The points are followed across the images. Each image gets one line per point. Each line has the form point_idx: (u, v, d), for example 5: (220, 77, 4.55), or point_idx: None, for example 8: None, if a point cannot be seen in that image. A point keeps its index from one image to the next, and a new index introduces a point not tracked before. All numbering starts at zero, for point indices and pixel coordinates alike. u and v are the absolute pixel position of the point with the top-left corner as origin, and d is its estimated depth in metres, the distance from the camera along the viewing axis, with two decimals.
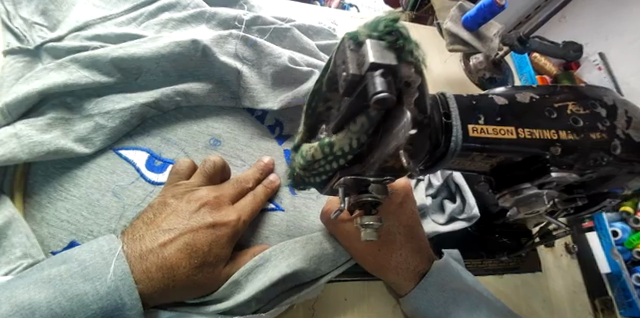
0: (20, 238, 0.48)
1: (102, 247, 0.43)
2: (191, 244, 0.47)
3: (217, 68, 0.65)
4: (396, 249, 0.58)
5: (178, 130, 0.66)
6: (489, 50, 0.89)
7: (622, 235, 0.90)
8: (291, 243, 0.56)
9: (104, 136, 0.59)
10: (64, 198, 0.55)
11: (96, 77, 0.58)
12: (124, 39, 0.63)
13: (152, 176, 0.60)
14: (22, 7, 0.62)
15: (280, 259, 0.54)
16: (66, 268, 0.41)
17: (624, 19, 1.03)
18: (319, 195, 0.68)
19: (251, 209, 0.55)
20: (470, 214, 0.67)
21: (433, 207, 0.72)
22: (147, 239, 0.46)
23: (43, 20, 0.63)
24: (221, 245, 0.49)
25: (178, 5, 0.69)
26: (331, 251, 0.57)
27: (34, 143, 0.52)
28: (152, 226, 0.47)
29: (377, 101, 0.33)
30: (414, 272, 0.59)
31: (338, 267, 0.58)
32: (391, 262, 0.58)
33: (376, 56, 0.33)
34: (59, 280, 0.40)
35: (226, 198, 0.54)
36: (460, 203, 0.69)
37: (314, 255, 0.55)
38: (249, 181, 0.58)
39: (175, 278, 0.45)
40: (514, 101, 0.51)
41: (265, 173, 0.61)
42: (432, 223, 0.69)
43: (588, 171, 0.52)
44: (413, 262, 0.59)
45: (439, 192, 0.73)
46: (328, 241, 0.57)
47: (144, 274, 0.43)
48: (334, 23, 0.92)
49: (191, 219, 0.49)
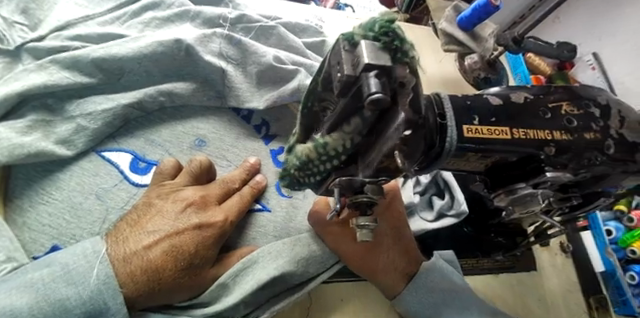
0: (3, 242, 0.47)
1: (86, 250, 0.43)
2: (177, 246, 0.46)
3: (201, 67, 0.65)
4: (383, 251, 0.58)
5: (162, 131, 0.65)
6: (484, 50, 0.90)
7: (616, 233, 0.89)
8: (279, 244, 0.55)
9: (86, 138, 0.58)
10: (46, 202, 0.54)
11: (77, 78, 0.57)
12: (106, 39, 0.63)
13: (136, 178, 0.60)
14: (2, 6, 0.60)
15: (268, 260, 0.53)
16: (49, 272, 0.40)
17: (616, 19, 1.04)
18: (307, 195, 0.67)
19: (238, 209, 0.55)
20: (458, 210, 0.67)
21: (422, 205, 0.71)
22: (131, 242, 0.45)
23: (24, 19, 0.61)
24: (207, 246, 0.49)
25: (162, 4, 0.69)
26: (319, 253, 0.56)
27: (14, 146, 0.51)
28: (137, 227, 0.46)
29: (372, 102, 0.32)
30: (403, 274, 0.59)
31: (328, 268, 0.57)
32: (378, 264, 0.57)
33: (371, 56, 0.33)
34: (42, 285, 0.39)
35: (213, 198, 0.53)
36: (448, 200, 0.69)
37: (302, 257, 0.55)
38: (235, 181, 0.58)
39: (160, 280, 0.44)
40: (509, 101, 0.51)
41: (251, 174, 0.61)
42: (420, 220, 0.69)
43: (582, 171, 0.51)
44: (402, 263, 0.59)
45: (428, 190, 0.74)
46: (316, 243, 0.57)
47: (128, 277, 0.42)
48: (321, 21, 0.92)
49: (177, 220, 0.48)
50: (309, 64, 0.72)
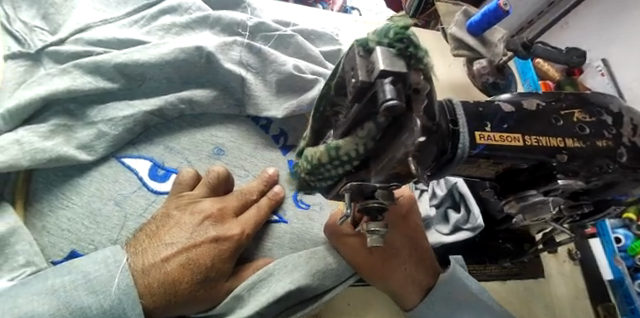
0: (23, 246, 0.47)
1: (108, 259, 0.43)
2: (193, 259, 0.46)
3: (221, 75, 0.65)
4: (400, 265, 0.57)
5: (181, 139, 0.65)
6: (493, 55, 0.89)
7: (625, 241, 0.88)
8: (296, 257, 0.56)
9: (107, 144, 0.58)
10: (65, 206, 0.54)
11: (99, 83, 0.58)
12: (127, 45, 0.63)
13: (154, 185, 0.60)
14: (21, 11, 0.62)
15: (283, 273, 0.53)
16: (71, 280, 0.40)
17: (626, 23, 1.03)
18: (323, 207, 0.67)
19: (255, 222, 0.54)
20: (474, 224, 0.66)
21: (438, 218, 0.71)
22: (149, 253, 0.45)
23: (44, 24, 0.63)
24: (222, 259, 0.49)
25: (180, 8, 0.69)
26: (335, 266, 0.56)
27: (37, 150, 0.51)
28: (155, 239, 0.47)
29: (387, 109, 0.32)
30: (420, 286, 0.58)
31: (343, 282, 0.57)
32: (395, 277, 0.57)
33: (386, 63, 0.32)
34: (63, 292, 0.39)
35: (230, 211, 0.54)
36: (464, 213, 0.68)
37: (318, 270, 0.54)
38: (253, 193, 0.58)
39: (176, 294, 0.44)
40: (521, 108, 0.50)
41: (269, 185, 0.60)
42: (436, 233, 0.68)
43: (594, 179, 0.51)
44: (418, 276, 0.58)
45: (443, 202, 0.72)
46: (332, 256, 0.56)
47: (146, 289, 0.43)
48: (337, 29, 0.92)
49: (195, 232, 0.48)
50: (327, 72, 0.72)
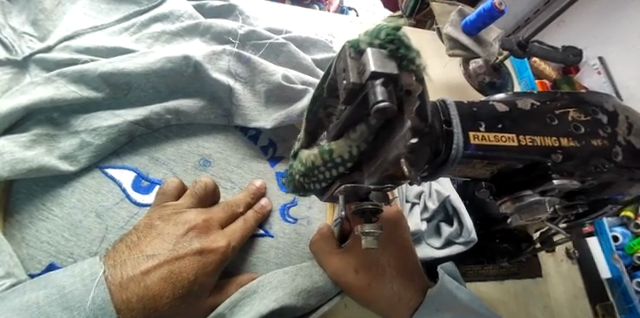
0: (3, 257, 0.47)
1: (84, 272, 0.43)
2: (175, 272, 0.46)
3: (208, 84, 0.65)
4: (387, 282, 0.57)
5: (167, 149, 0.65)
6: (489, 55, 0.89)
7: (623, 240, 0.86)
8: (281, 274, 0.55)
9: (90, 154, 0.58)
10: (45, 218, 0.54)
11: (83, 92, 0.57)
12: (115, 53, 0.62)
13: (137, 197, 0.59)
14: (12, 17, 0.62)
15: (267, 290, 0.53)
16: (46, 294, 0.41)
17: (623, 22, 1.02)
18: (310, 221, 0.66)
19: (241, 235, 0.54)
20: (467, 238, 0.65)
21: (429, 232, 0.70)
22: (128, 266, 0.44)
23: (34, 31, 0.63)
24: (207, 272, 0.48)
25: (171, 16, 0.69)
26: (322, 284, 0.56)
27: (16, 160, 0.51)
28: (136, 251, 0.46)
29: (378, 111, 0.31)
30: (408, 305, 0.57)
31: (329, 300, 0.58)
32: (382, 295, 0.56)
33: (377, 64, 0.32)
34: (37, 308, 0.40)
35: (215, 222, 0.53)
36: (457, 227, 0.66)
37: (303, 289, 0.54)
38: (240, 205, 0.58)
39: (156, 308, 0.44)
40: (515, 108, 0.50)
41: (256, 197, 0.61)
42: (428, 248, 0.68)
43: (589, 179, 0.50)
44: (406, 294, 0.57)
45: (435, 216, 0.71)
46: (318, 274, 0.57)
47: (124, 303, 0.42)
48: (331, 36, 0.90)
49: (178, 244, 0.48)
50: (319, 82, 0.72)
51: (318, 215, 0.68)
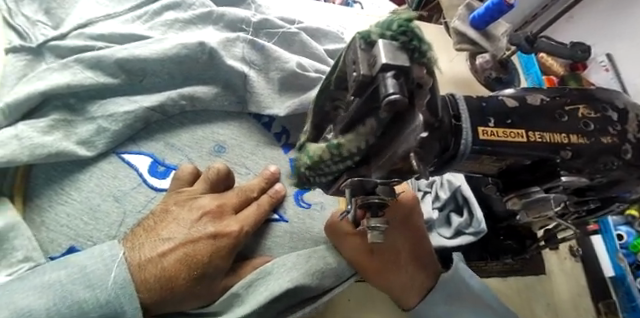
0: (22, 241, 0.48)
1: (104, 253, 0.44)
2: (190, 255, 0.46)
3: (223, 71, 0.65)
4: (400, 267, 0.57)
5: (182, 135, 0.65)
6: (496, 50, 0.87)
7: (627, 238, 0.90)
8: (294, 257, 0.55)
9: (107, 140, 0.58)
10: (64, 202, 0.55)
11: (99, 78, 0.58)
12: (129, 40, 0.62)
13: (155, 182, 0.59)
14: (24, 5, 0.62)
15: (282, 272, 0.53)
16: (67, 273, 0.41)
17: (632, 19, 1.01)
18: (324, 206, 0.67)
19: (254, 220, 0.54)
20: (477, 229, 0.65)
21: (440, 221, 0.70)
22: (146, 248, 0.45)
23: (46, 19, 0.63)
24: (222, 256, 0.49)
25: (183, 4, 0.68)
26: (335, 265, 0.57)
27: (35, 146, 0.52)
28: (152, 234, 0.47)
29: (389, 103, 0.31)
30: (420, 288, 0.59)
31: (343, 281, 0.58)
32: (395, 279, 0.57)
33: (388, 56, 0.31)
34: (59, 286, 0.40)
35: (229, 207, 0.54)
36: (467, 217, 0.66)
37: (317, 270, 0.55)
38: (254, 190, 0.58)
39: (172, 289, 0.45)
40: (525, 103, 0.49)
41: (270, 183, 0.60)
42: (438, 237, 0.68)
43: (597, 176, 0.50)
44: (419, 278, 0.58)
45: (446, 205, 0.70)
46: (332, 255, 0.57)
47: (142, 284, 0.43)
48: (342, 27, 0.90)
49: (192, 228, 0.49)
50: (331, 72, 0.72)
51: (332, 201, 0.69)
